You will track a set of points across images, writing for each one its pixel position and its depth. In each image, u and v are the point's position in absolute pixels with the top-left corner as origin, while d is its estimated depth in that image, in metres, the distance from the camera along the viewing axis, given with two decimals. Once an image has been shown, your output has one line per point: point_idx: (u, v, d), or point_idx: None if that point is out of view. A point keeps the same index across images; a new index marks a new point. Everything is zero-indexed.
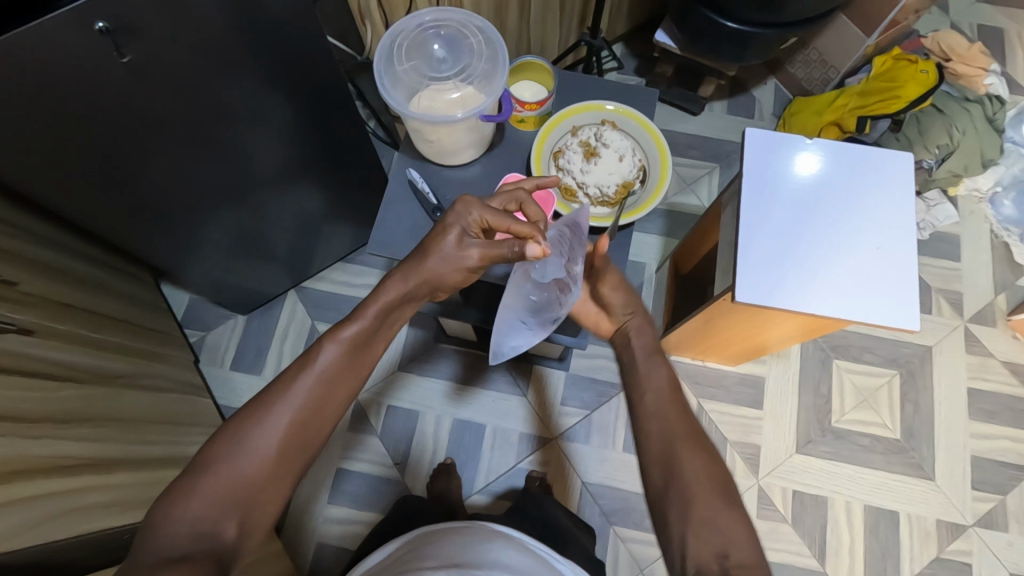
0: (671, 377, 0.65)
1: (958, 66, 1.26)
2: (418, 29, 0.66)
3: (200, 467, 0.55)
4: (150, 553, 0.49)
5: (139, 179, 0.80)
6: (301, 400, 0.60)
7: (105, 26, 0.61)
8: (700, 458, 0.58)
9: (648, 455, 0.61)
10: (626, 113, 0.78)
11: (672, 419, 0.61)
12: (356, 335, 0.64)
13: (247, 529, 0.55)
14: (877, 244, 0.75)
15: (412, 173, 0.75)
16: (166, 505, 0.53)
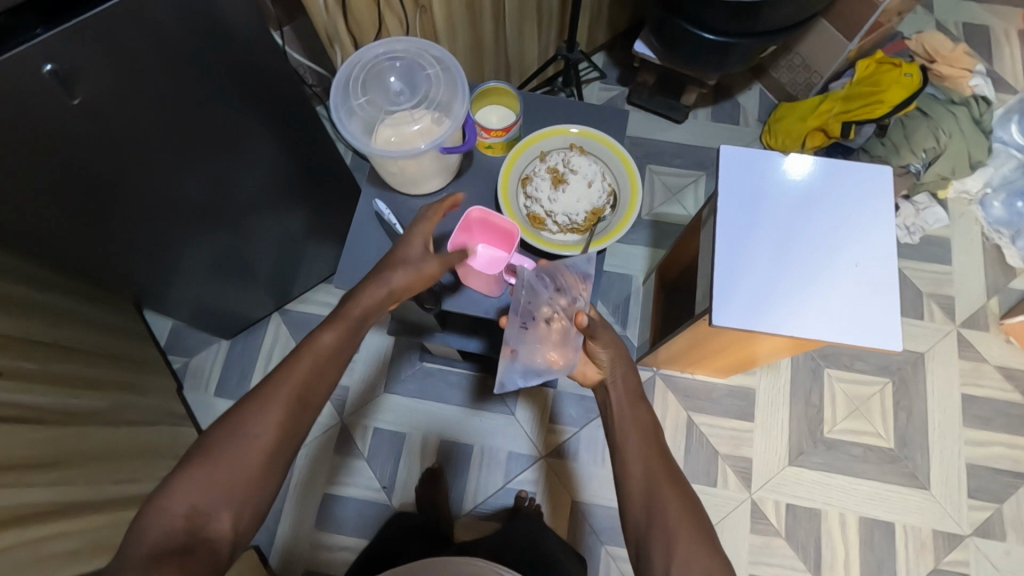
0: (651, 419, 0.67)
1: (943, 68, 1.24)
2: (372, 60, 0.65)
3: (198, 457, 0.56)
4: (144, 544, 0.50)
5: (106, 216, 0.79)
6: (296, 392, 0.61)
7: (54, 69, 0.59)
8: (674, 501, 0.60)
9: (626, 495, 0.62)
10: (589, 135, 0.77)
11: (648, 459, 0.63)
12: (343, 327, 0.64)
13: (240, 524, 0.55)
14: (857, 261, 0.75)
15: (378, 205, 0.74)
16: (165, 493, 0.53)
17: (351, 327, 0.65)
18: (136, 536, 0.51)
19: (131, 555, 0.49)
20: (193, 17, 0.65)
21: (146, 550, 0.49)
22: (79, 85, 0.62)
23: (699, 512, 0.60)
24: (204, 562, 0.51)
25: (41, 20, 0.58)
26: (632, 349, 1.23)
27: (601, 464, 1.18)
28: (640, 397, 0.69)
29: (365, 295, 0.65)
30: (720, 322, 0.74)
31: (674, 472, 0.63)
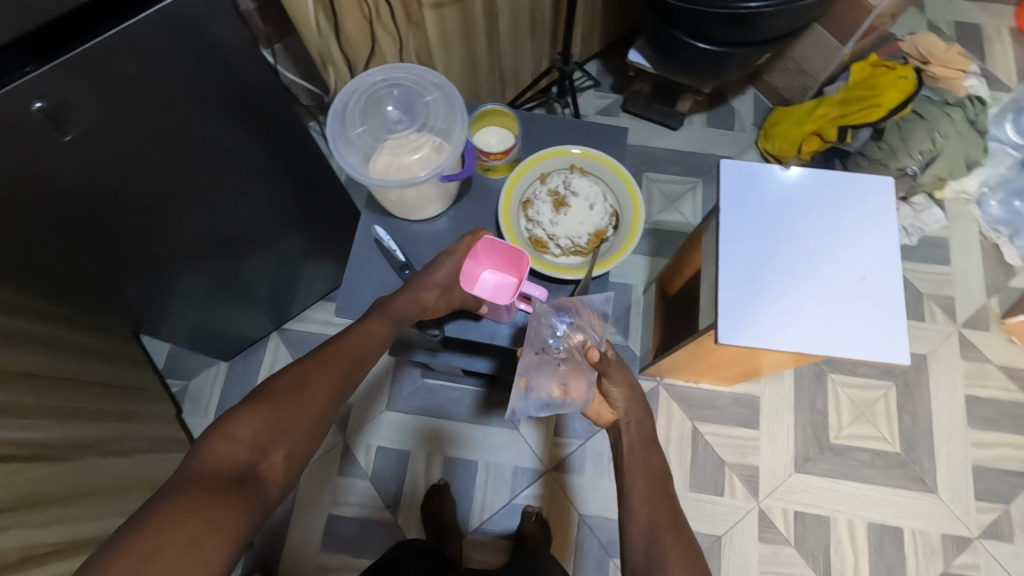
0: (662, 467, 0.68)
1: (937, 69, 1.24)
2: (370, 88, 0.66)
3: (258, 397, 0.57)
4: (203, 468, 0.50)
5: (102, 246, 0.78)
6: (346, 364, 0.63)
7: (44, 106, 0.58)
8: (677, 549, 0.58)
9: (629, 540, 0.61)
10: (591, 155, 0.77)
11: (654, 503, 0.63)
12: (387, 320, 0.68)
13: (290, 468, 0.55)
14: (861, 273, 0.76)
15: (378, 231, 0.75)
16: (227, 421, 0.54)
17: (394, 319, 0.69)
18: (195, 459, 0.51)
19: (190, 476, 0.49)
20: (187, 49, 0.64)
21: (208, 475, 0.49)
22: (70, 120, 0.61)
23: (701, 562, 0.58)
24: (261, 496, 0.50)
25: (30, 57, 0.57)
26: (635, 360, 1.23)
27: (607, 477, 1.17)
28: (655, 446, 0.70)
29: (404, 299, 0.70)
30: (727, 341, 0.74)
31: (680, 519, 0.62)
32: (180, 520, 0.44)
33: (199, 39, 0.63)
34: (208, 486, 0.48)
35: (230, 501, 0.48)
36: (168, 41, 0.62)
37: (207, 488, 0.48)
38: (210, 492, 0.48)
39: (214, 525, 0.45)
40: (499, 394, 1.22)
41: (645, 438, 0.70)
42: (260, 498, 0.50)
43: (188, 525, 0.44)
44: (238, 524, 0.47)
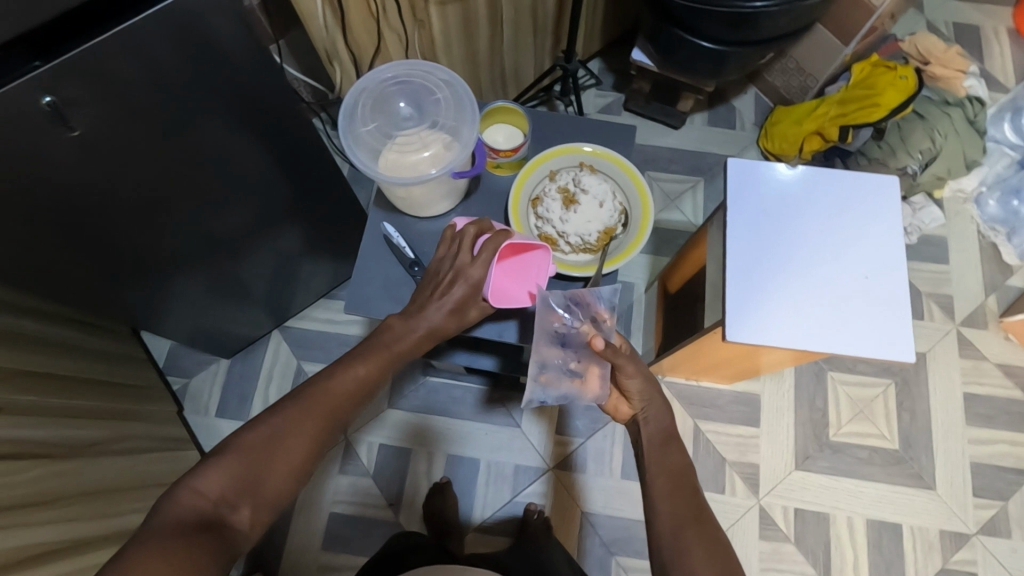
0: (685, 464, 0.67)
1: (937, 69, 1.25)
2: (379, 85, 0.66)
3: (234, 444, 0.57)
4: (170, 520, 0.50)
5: (105, 245, 0.77)
6: (330, 405, 0.61)
7: (52, 102, 0.58)
8: (704, 547, 0.58)
9: (656, 539, 0.60)
10: (602, 154, 0.78)
11: (681, 502, 0.62)
12: (380, 359, 0.65)
13: (257, 520, 0.55)
14: (865, 273, 0.77)
15: (387, 228, 0.75)
16: (198, 472, 0.54)
17: (391, 359, 0.65)
18: (164, 510, 0.51)
19: (156, 528, 0.50)
20: (194, 47, 0.63)
21: (172, 527, 0.50)
22: (76, 117, 0.61)
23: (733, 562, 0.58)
24: (223, 549, 0.50)
25: (37, 53, 0.56)
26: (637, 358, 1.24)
27: (608, 475, 1.17)
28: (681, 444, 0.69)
29: (411, 331, 0.66)
30: (732, 338, 0.74)
31: (707, 517, 0.61)
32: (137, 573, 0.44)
33: (208, 36, 0.63)
34: (170, 538, 0.48)
35: (190, 554, 0.48)
36: (176, 40, 0.61)
37: (168, 541, 0.48)
38: (172, 543, 0.48)
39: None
40: (501, 392, 1.22)
41: (665, 434, 0.69)
42: (223, 550, 0.50)
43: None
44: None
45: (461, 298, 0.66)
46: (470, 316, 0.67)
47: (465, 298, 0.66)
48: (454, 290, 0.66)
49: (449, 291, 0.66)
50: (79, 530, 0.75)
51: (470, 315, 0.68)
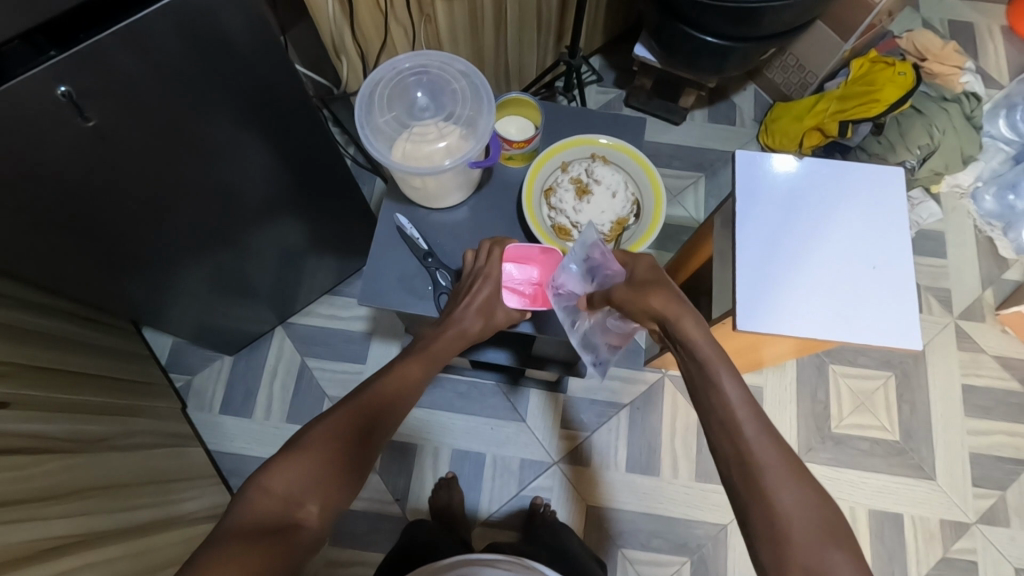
0: (746, 393, 0.59)
1: (934, 66, 1.27)
2: (396, 75, 0.69)
3: (295, 446, 0.60)
4: (244, 519, 0.53)
5: (116, 238, 0.77)
6: (377, 410, 0.66)
7: (68, 91, 0.58)
8: (803, 503, 0.53)
9: (744, 503, 0.55)
10: (618, 147, 0.79)
11: (763, 453, 0.55)
12: (424, 361, 0.72)
13: (324, 518, 0.57)
14: (872, 263, 0.82)
15: (400, 220, 0.78)
16: (265, 472, 0.57)
17: (432, 360, 0.72)
18: (236, 513, 0.54)
19: (231, 528, 0.52)
20: (211, 39, 0.64)
21: (245, 527, 0.52)
22: (92, 108, 0.61)
23: (833, 510, 0.54)
24: (294, 546, 0.53)
25: (54, 42, 0.56)
26: (641, 352, 1.25)
27: (614, 468, 1.18)
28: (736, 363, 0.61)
29: (446, 333, 0.72)
30: (744, 326, 0.79)
31: (794, 459, 0.56)
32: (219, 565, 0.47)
33: (224, 28, 0.63)
34: (244, 537, 0.51)
35: (266, 548, 0.50)
36: (192, 30, 0.61)
37: (244, 538, 0.50)
38: (247, 540, 0.50)
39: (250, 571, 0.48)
40: (506, 387, 1.23)
41: (709, 356, 0.59)
42: (294, 547, 0.52)
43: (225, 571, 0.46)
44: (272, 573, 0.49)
45: (483, 301, 0.72)
46: (496, 319, 0.73)
47: (487, 301, 0.72)
48: (477, 295, 0.72)
49: (471, 295, 0.72)
50: (91, 524, 0.75)
51: (497, 319, 0.73)
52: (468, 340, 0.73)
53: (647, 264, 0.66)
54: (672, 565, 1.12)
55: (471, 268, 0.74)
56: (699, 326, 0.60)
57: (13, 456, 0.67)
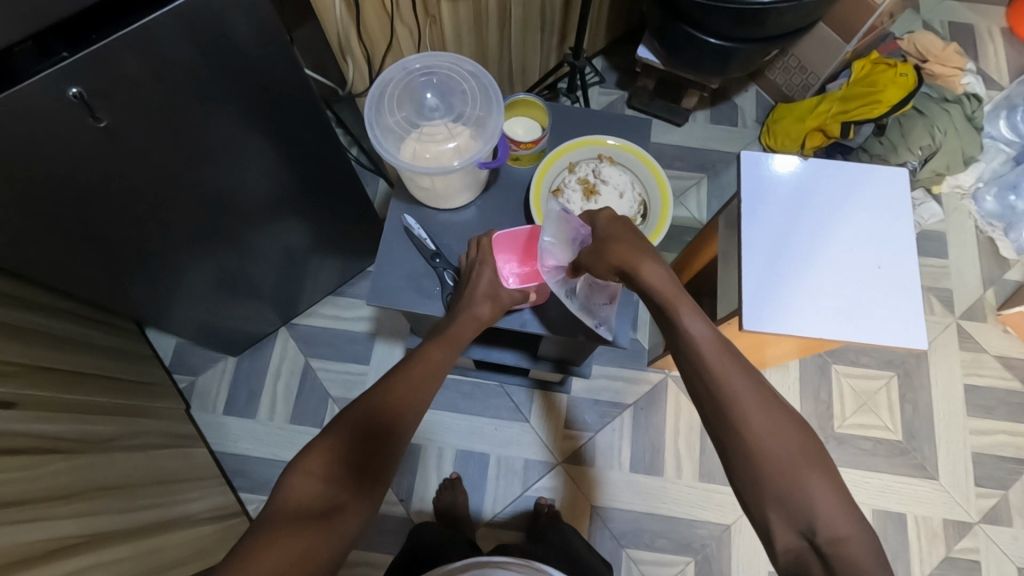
0: (714, 332, 0.64)
1: (935, 67, 1.27)
2: (406, 75, 0.69)
3: (331, 431, 0.63)
4: (288, 503, 0.56)
5: (123, 238, 0.77)
6: (407, 392, 0.68)
7: (79, 93, 0.58)
8: (777, 433, 0.59)
9: (724, 437, 0.60)
10: (625, 148, 0.80)
11: (736, 390, 0.60)
12: (446, 343, 0.73)
13: (363, 500, 0.60)
14: (878, 262, 0.83)
15: (406, 221, 0.79)
16: (305, 457, 0.60)
17: (452, 343, 0.73)
18: (280, 496, 0.57)
19: (275, 513, 0.55)
20: (220, 40, 0.64)
21: (289, 510, 0.55)
22: (102, 108, 0.61)
23: (803, 434, 0.59)
24: (339, 527, 0.56)
25: (65, 42, 0.56)
26: (644, 353, 1.25)
27: (617, 468, 1.18)
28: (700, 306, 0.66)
29: (463, 315, 0.73)
30: (750, 326, 0.80)
31: (765, 392, 0.61)
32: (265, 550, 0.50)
33: (233, 28, 0.64)
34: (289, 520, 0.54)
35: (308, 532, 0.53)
36: (202, 32, 0.62)
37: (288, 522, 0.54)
38: (292, 524, 0.54)
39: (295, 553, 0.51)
40: (510, 387, 1.23)
41: (672, 302, 0.64)
42: (337, 527, 0.56)
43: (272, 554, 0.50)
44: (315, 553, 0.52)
45: (487, 286, 0.73)
46: (502, 303, 0.73)
47: (492, 285, 0.73)
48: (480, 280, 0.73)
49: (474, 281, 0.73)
50: (98, 524, 0.75)
51: (504, 301, 0.74)
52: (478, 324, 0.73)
53: (606, 216, 0.70)
54: (675, 565, 1.12)
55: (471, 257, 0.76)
56: (660, 271, 0.65)
57: (21, 457, 0.67)
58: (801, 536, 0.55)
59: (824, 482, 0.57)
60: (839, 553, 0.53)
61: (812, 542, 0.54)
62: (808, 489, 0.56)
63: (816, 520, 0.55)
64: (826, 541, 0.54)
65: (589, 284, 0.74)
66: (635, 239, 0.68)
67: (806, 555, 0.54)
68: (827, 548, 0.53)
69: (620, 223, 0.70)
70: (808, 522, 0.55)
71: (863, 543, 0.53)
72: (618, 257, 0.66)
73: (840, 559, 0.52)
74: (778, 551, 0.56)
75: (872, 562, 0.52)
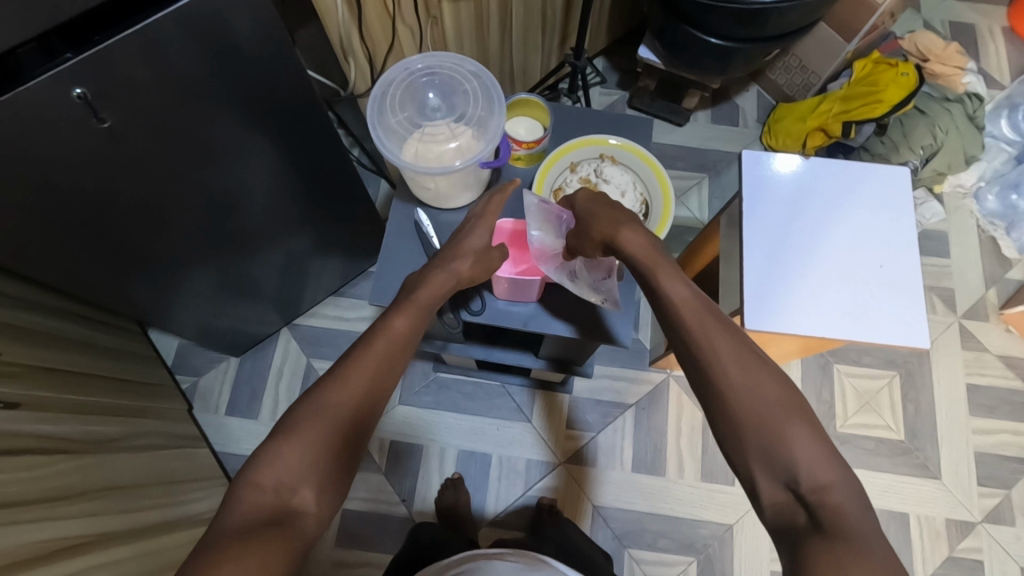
0: (693, 290, 0.63)
1: (937, 66, 1.28)
2: (408, 76, 0.69)
3: (280, 432, 0.55)
4: (237, 520, 0.49)
5: (125, 238, 0.77)
6: (367, 372, 0.60)
7: (83, 94, 0.58)
8: (756, 386, 0.56)
9: (705, 394, 0.58)
10: (627, 148, 0.80)
11: (713, 345, 0.58)
12: (413, 311, 0.66)
13: (325, 497, 0.54)
14: (879, 262, 0.83)
15: (417, 215, 0.79)
16: (252, 466, 0.53)
17: (422, 309, 0.67)
18: (228, 513, 0.50)
19: (222, 532, 0.48)
20: (223, 40, 0.64)
21: (237, 529, 0.48)
22: (106, 109, 0.61)
23: (787, 387, 0.56)
24: (298, 534, 0.50)
25: (70, 43, 0.57)
26: (645, 352, 1.25)
27: (618, 468, 1.18)
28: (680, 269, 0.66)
29: (432, 282, 0.68)
30: (752, 326, 0.80)
31: (744, 346, 0.58)
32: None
33: (235, 30, 0.64)
34: (238, 539, 0.47)
35: (261, 550, 0.46)
36: (206, 33, 0.62)
37: (237, 541, 0.47)
38: (241, 541, 0.46)
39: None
40: (511, 387, 1.23)
41: (651, 266, 0.65)
42: (296, 538, 0.49)
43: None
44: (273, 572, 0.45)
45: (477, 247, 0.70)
46: (494, 262, 0.70)
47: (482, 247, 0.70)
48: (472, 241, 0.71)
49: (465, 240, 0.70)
50: (101, 525, 0.75)
51: (495, 263, 0.70)
52: (462, 280, 0.69)
53: (586, 195, 0.72)
54: (678, 565, 1.12)
55: (465, 224, 0.74)
56: (639, 238, 0.67)
57: (26, 457, 0.67)
58: (785, 488, 0.52)
59: (808, 433, 0.53)
60: (824, 502, 0.50)
61: (795, 492, 0.51)
62: (788, 439, 0.53)
63: (798, 469, 0.51)
64: (809, 490, 0.51)
65: (583, 262, 0.74)
66: (615, 210, 0.69)
67: (790, 507, 0.51)
68: (811, 497, 0.50)
69: (601, 199, 0.72)
70: (791, 472, 0.52)
71: (850, 492, 0.50)
72: (599, 232, 0.68)
73: (825, 507, 0.49)
74: (762, 506, 0.53)
75: (859, 511, 0.49)
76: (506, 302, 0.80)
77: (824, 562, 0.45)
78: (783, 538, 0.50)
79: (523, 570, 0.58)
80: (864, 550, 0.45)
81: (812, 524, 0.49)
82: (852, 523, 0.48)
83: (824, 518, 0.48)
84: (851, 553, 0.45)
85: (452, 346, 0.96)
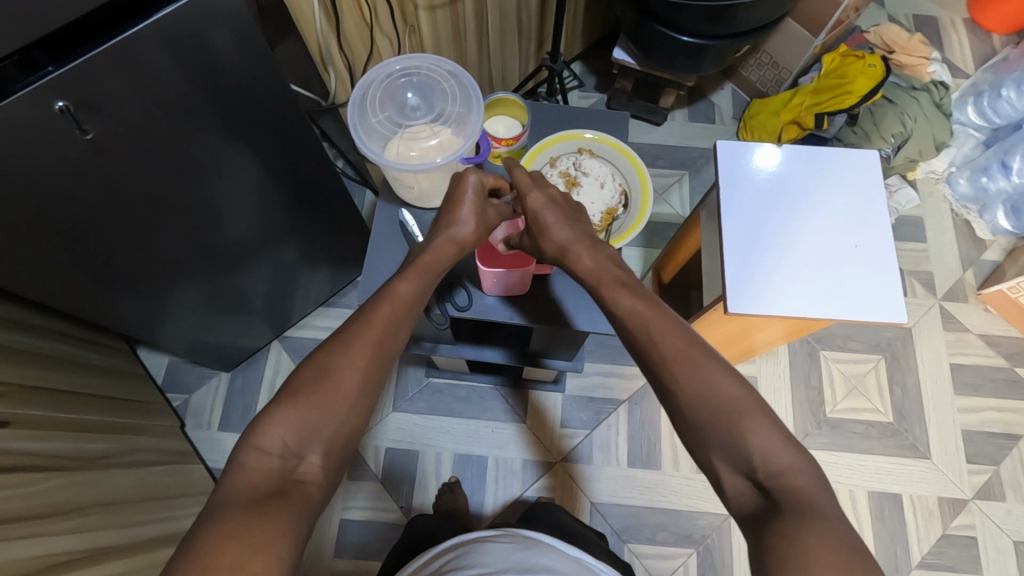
0: (645, 298, 0.63)
1: (902, 58, 1.32)
2: (387, 77, 0.71)
3: (285, 396, 0.56)
4: (241, 484, 0.50)
5: (110, 253, 0.77)
6: (375, 337, 0.60)
7: (65, 105, 0.59)
8: (708, 384, 0.56)
9: (662, 392, 0.59)
10: (603, 141, 0.83)
11: (663, 348, 0.59)
12: (417, 275, 0.66)
13: (329, 468, 0.54)
14: (855, 243, 0.85)
15: (404, 215, 0.80)
16: (256, 431, 0.53)
17: (425, 273, 0.66)
18: (231, 478, 0.50)
19: (226, 499, 0.48)
20: (199, 54, 0.65)
21: (242, 494, 0.49)
22: (90, 121, 0.62)
23: (738, 381, 0.56)
24: (300, 502, 0.50)
25: (52, 57, 0.57)
26: None
27: (613, 464, 1.19)
28: (633, 282, 0.66)
29: (438, 244, 0.68)
30: (735, 309, 0.82)
31: (694, 348, 0.58)
32: (222, 547, 0.44)
33: (215, 43, 0.65)
34: (245, 505, 0.48)
35: (269, 517, 0.47)
36: (184, 46, 0.63)
37: (242, 509, 0.47)
38: (245, 512, 0.47)
39: (259, 545, 0.44)
40: (505, 389, 1.24)
41: (601, 284, 0.66)
42: (302, 506, 0.50)
43: (228, 550, 0.43)
44: (281, 542, 0.46)
45: (474, 210, 0.69)
46: (491, 219, 0.71)
47: (478, 207, 0.70)
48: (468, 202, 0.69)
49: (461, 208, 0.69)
50: (94, 540, 0.75)
51: (491, 218, 0.71)
52: (464, 247, 0.69)
53: (538, 196, 0.69)
54: (678, 558, 1.12)
55: (450, 188, 0.71)
56: (590, 255, 0.68)
57: (18, 475, 0.67)
58: (745, 476, 0.53)
59: (763, 424, 0.54)
60: (782, 486, 0.50)
61: (754, 479, 0.52)
62: (743, 431, 0.53)
63: (754, 458, 0.52)
64: (767, 478, 0.51)
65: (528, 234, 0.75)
66: (566, 223, 0.69)
67: (752, 495, 0.52)
68: (769, 484, 0.51)
69: (554, 200, 0.70)
70: (748, 461, 0.52)
71: (807, 476, 0.51)
72: (551, 249, 0.69)
73: (782, 490, 0.50)
74: (725, 499, 0.54)
75: (816, 491, 0.50)
76: (494, 298, 0.82)
77: (782, 543, 0.46)
78: (744, 525, 0.51)
79: (517, 549, 0.58)
80: (821, 530, 0.46)
81: (770, 508, 0.49)
82: (807, 504, 0.49)
83: (783, 501, 0.49)
84: (809, 532, 0.46)
85: (443, 347, 0.98)
